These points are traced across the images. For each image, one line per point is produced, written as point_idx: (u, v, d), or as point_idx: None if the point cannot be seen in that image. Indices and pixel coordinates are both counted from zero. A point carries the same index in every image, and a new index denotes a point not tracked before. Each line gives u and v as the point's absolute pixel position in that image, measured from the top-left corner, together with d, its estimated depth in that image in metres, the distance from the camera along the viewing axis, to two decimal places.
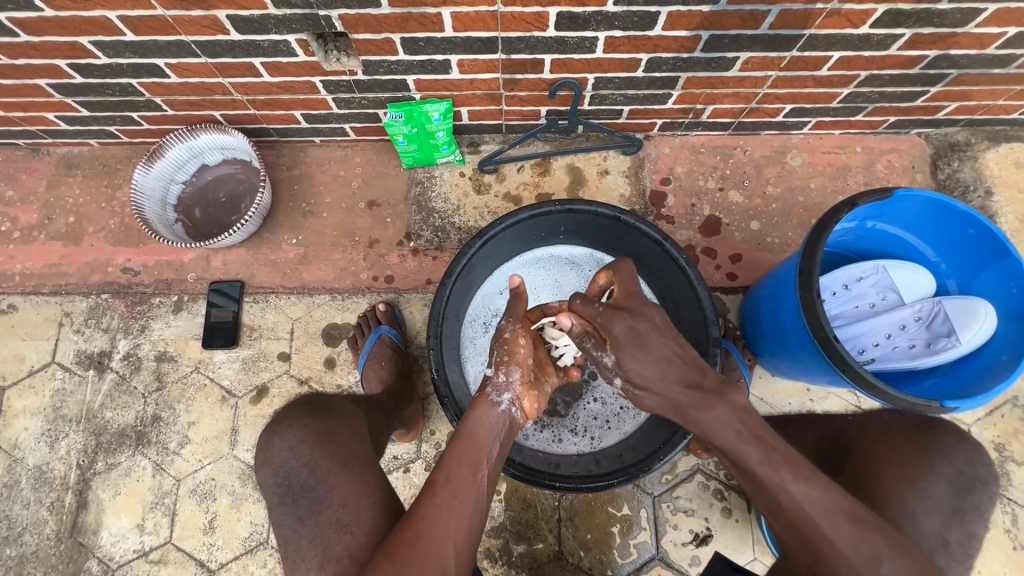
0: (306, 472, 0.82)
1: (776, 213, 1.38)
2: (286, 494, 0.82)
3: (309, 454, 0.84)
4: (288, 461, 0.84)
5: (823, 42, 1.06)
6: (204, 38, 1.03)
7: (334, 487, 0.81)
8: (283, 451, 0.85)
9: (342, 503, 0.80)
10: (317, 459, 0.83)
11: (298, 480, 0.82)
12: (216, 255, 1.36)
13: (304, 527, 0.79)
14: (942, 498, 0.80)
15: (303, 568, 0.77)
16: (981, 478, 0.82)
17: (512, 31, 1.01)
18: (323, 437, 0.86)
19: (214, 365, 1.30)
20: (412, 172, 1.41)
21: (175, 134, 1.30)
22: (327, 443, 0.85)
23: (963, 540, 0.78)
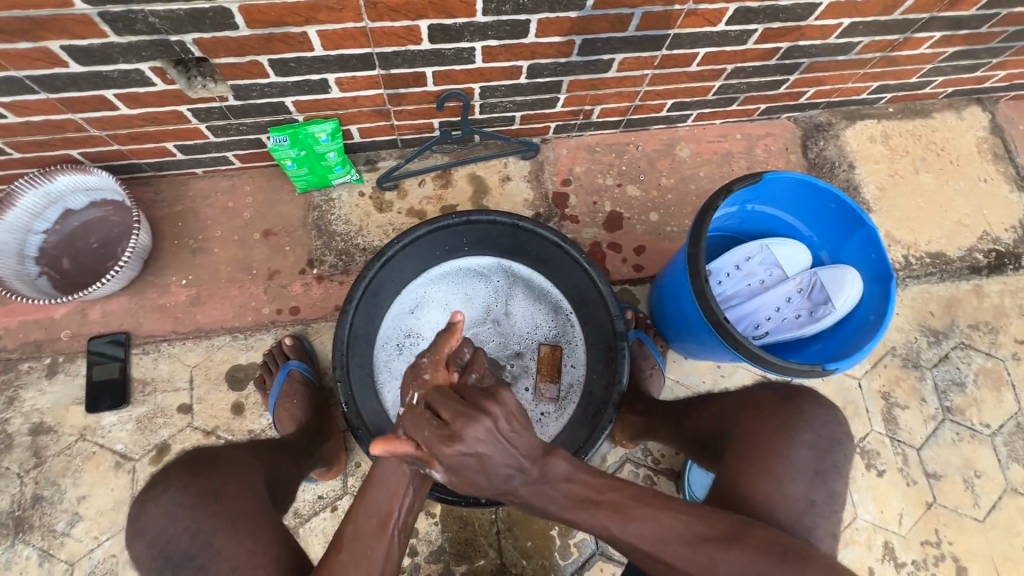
0: (188, 538, 0.73)
1: (672, 203, 1.44)
2: (165, 567, 0.72)
3: (190, 516, 0.74)
4: (166, 529, 0.73)
5: (688, 40, 1.12)
6: (40, 72, 0.93)
7: (221, 549, 0.72)
8: (159, 517, 0.74)
9: (234, 567, 0.70)
10: (202, 521, 0.73)
11: (178, 548, 0.72)
12: (93, 307, 1.23)
13: None
14: (806, 459, 0.81)
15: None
16: (836, 437, 0.84)
17: (386, 45, 0.99)
18: (209, 494, 0.76)
19: (102, 429, 1.17)
20: (309, 196, 1.35)
21: (26, 179, 1.16)
22: (213, 501, 0.75)
23: (827, 498, 0.79)
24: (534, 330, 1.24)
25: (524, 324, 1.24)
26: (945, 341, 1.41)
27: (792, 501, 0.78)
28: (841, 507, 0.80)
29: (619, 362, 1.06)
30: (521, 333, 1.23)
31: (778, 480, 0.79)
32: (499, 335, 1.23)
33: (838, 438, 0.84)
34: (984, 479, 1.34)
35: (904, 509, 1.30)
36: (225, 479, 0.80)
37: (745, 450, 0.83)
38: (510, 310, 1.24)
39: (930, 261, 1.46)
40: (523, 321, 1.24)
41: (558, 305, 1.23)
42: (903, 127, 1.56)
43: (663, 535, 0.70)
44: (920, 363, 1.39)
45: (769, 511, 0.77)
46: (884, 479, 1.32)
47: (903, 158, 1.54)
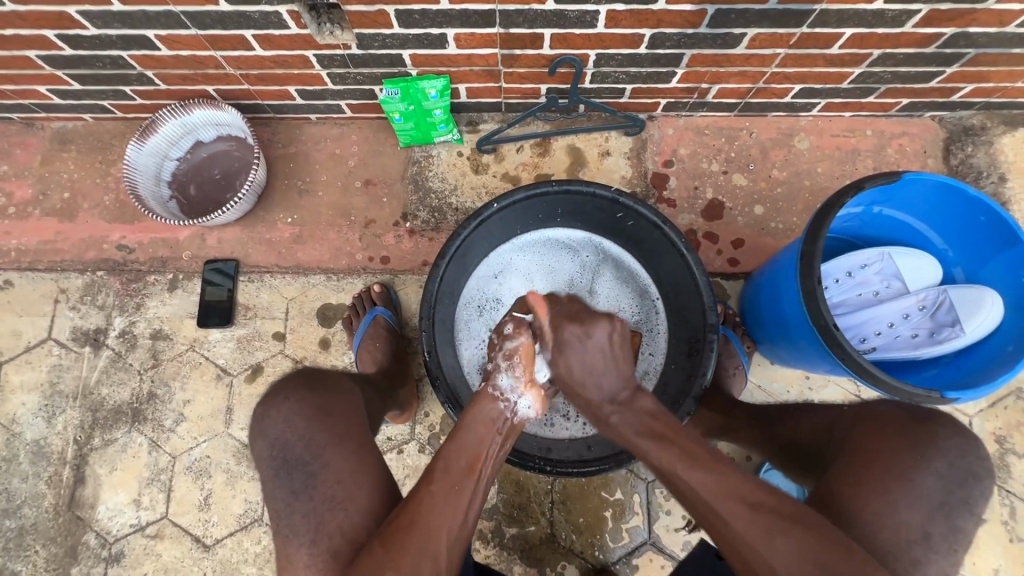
0: (302, 446, 0.79)
1: (780, 197, 1.34)
2: (280, 468, 0.79)
3: (305, 427, 0.80)
4: (285, 434, 0.80)
5: (834, 18, 1.01)
6: (193, 8, 1.00)
7: (328, 461, 0.78)
8: (280, 424, 0.81)
9: (338, 479, 0.77)
10: (315, 433, 0.80)
11: (294, 453, 0.79)
12: (210, 233, 1.35)
13: (298, 501, 0.76)
14: (937, 482, 0.75)
15: (295, 544, 0.74)
16: (976, 472, 0.76)
17: (510, 3, 0.98)
18: (322, 411, 0.83)
19: (208, 343, 1.29)
20: (409, 151, 1.38)
21: (168, 110, 1.27)
22: (326, 417, 0.82)
23: (950, 534, 0.73)
24: (616, 312, 1.21)
25: (606, 303, 1.21)
26: None
27: (900, 529, 0.72)
28: (957, 549, 0.73)
29: (705, 356, 1.01)
30: (603, 312, 1.21)
31: (884, 507, 0.73)
32: None
33: (977, 472, 0.76)
34: None
35: (1002, 565, 1.17)
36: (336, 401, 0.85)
37: (851, 472, 0.77)
38: (594, 287, 1.22)
39: None
40: (606, 301, 1.22)
41: (646, 289, 1.20)
42: None
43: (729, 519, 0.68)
44: None
45: (871, 536, 0.72)
46: (984, 529, 1.19)
47: None
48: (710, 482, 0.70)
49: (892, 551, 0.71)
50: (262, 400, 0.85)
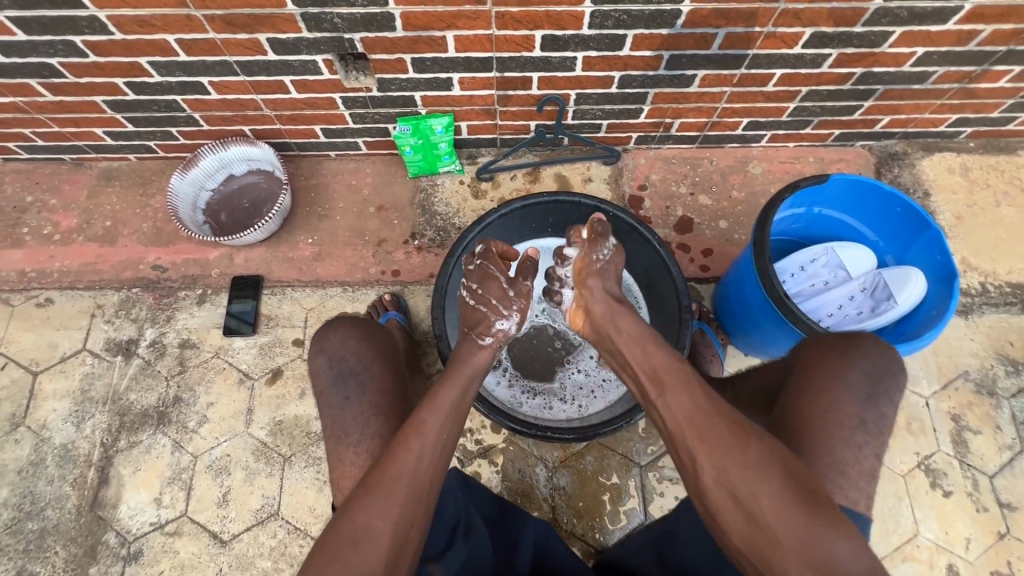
0: (354, 360, 1.01)
1: (741, 213, 1.55)
2: (336, 377, 0.99)
3: (357, 346, 1.02)
4: (341, 352, 1.01)
5: (766, 61, 1.26)
6: (245, 58, 1.22)
7: (373, 374, 1.00)
8: (338, 344, 1.02)
9: (380, 388, 0.98)
10: (363, 352, 1.02)
11: (347, 365, 1.00)
12: (238, 253, 1.50)
13: (350, 404, 0.96)
14: (859, 377, 0.88)
15: (346, 441, 0.93)
16: (891, 369, 0.89)
17: (505, 51, 1.21)
18: (369, 335, 1.06)
19: (233, 351, 1.41)
20: (417, 181, 1.58)
21: (209, 147, 1.47)
22: (372, 342, 1.05)
23: (878, 420, 0.86)
24: None
25: None
26: None
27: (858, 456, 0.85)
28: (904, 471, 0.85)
29: (682, 335, 1.16)
30: None
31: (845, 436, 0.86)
32: None
33: (891, 368, 0.89)
34: None
35: (972, 534, 1.27)
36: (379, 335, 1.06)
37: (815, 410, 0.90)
38: None
39: (1009, 291, 1.46)
40: None
41: (629, 287, 1.36)
42: (985, 162, 1.59)
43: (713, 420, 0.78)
44: (995, 391, 1.38)
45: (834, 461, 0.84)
46: (951, 500, 1.29)
47: (983, 190, 1.57)
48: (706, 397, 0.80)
49: (831, 443, 0.84)
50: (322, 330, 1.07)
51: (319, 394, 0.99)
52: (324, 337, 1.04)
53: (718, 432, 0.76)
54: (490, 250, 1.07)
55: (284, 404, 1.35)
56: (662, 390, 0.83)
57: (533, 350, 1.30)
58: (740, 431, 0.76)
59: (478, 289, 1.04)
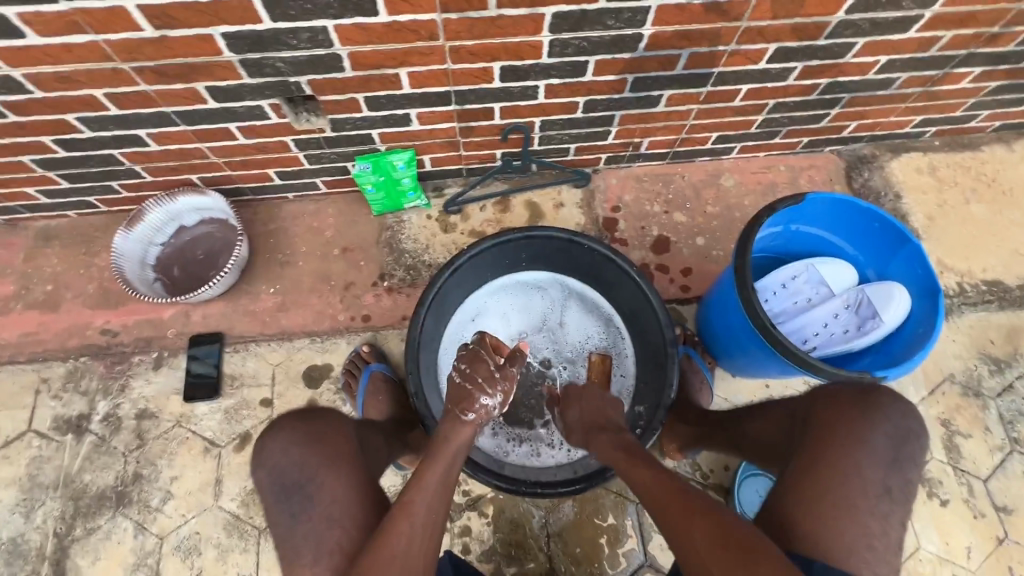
0: (297, 470, 0.86)
1: (717, 229, 1.52)
2: (279, 491, 0.86)
3: (299, 453, 0.87)
4: (280, 462, 0.87)
5: (732, 77, 1.23)
6: (184, 108, 1.13)
7: (323, 482, 0.86)
8: (276, 454, 0.87)
9: (333, 498, 0.85)
10: (308, 457, 0.87)
11: (290, 479, 0.86)
12: (195, 310, 1.41)
13: (298, 523, 0.83)
14: (885, 444, 0.83)
15: (298, 565, 0.80)
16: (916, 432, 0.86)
17: (463, 84, 1.15)
18: (314, 437, 0.90)
19: (196, 417, 1.31)
20: (382, 218, 1.51)
21: (154, 199, 1.37)
22: (316, 443, 0.89)
23: (904, 486, 0.82)
24: (586, 341, 1.32)
25: (576, 334, 1.32)
26: (1008, 371, 1.39)
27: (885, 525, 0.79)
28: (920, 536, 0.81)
29: (668, 370, 1.12)
30: (574, 343, 1.31)
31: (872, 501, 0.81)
32: (552, 343, 1.32)
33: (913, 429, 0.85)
34: None
35: (971, 542, 1.25)
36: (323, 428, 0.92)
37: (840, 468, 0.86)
38: (564, 321, 1.33)
39: (986, 289, 1.46)
40: (576, 332, 1.32)
41: (610, 318, 1.31)
42: (951, 159, 1.60)
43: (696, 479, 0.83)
44: (981, 392, 1.37)
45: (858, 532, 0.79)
46: (948, 509, 1.28)
47: (952, 188, 1.57)
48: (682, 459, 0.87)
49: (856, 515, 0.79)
50: (261, 433, 0.92)
51: (266, 512, 0.85)
52: (259, 448, 0.88)
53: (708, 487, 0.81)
54: (483, 336, 1.07)
55: None
56: (691, 511, 0.79)
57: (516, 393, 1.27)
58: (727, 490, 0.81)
59: (465, 368, 1.00)
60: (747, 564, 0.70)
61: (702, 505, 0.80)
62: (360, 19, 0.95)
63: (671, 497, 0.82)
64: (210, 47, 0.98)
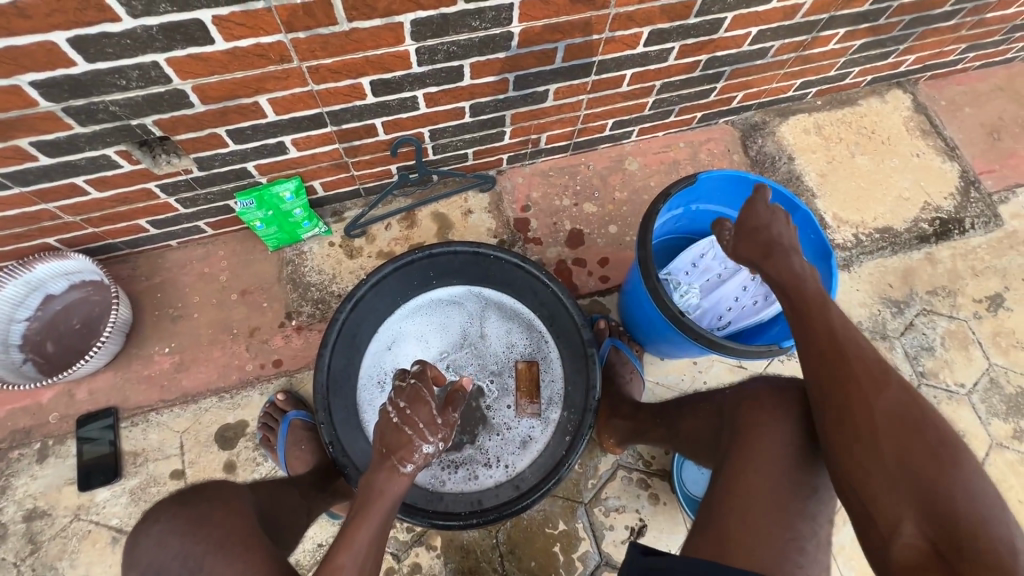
0: (178, 564, 0.76)
1: (628, 214, 1.52)
2: None
3: (180, 543, 0.77)
4: (158, 556, 0.77)
5: (613, 64, 1.22)
6: (11, 168, 0.99)
7: (211, 570, 0.75)
8: (152, 547, 0.78)
9: None
10: (191, 546, 0.77)
11: (171, 573, 0.76)
12: (79, 386, 1.26)
13: None
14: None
15: None
16: None
17: (334, 104, 1.07)
18: (196, 521, 0.80)
19: (96, 506, 1.18)
20: (281, 253, 1.40)
21: (5, 271, 1.20)
22: (200, 527, 0.79)
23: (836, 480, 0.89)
24: (510, 350, 1.27)
25: (499, 344, 1.27)
26: (907, 310, 1.48)
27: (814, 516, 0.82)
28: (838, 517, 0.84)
29: (591, 369, 1.10)
30: (498, 353, 1.27)
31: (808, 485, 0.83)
32: (475, 358, 1.27)
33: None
34: (968, 438, 1.38)
35: None
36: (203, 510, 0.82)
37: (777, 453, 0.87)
38: (485, 332, 1.28)
39: (879, 236, 1.55)
40: (498, 342, 1.28)
41: (532, 322, 1.28)
42: (834, 117, 1.67)
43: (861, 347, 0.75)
44: (887, 334, 1.45)
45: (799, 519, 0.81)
46: None
47: (838, 144, 1.64)
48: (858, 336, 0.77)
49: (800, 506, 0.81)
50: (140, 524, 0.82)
51: None
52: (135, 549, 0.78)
53: (867, 368, 0.73)
54: (425, 369, 1.02)
55: None
56: (882, 380, 0.71)
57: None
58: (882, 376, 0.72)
59: (404, 408, 0.94)
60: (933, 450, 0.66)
61: (883, 372, 0.72)
62: (193, 49, 0.85)
63: (864, 358, 0.74)
64: (21, 99, 0.86)
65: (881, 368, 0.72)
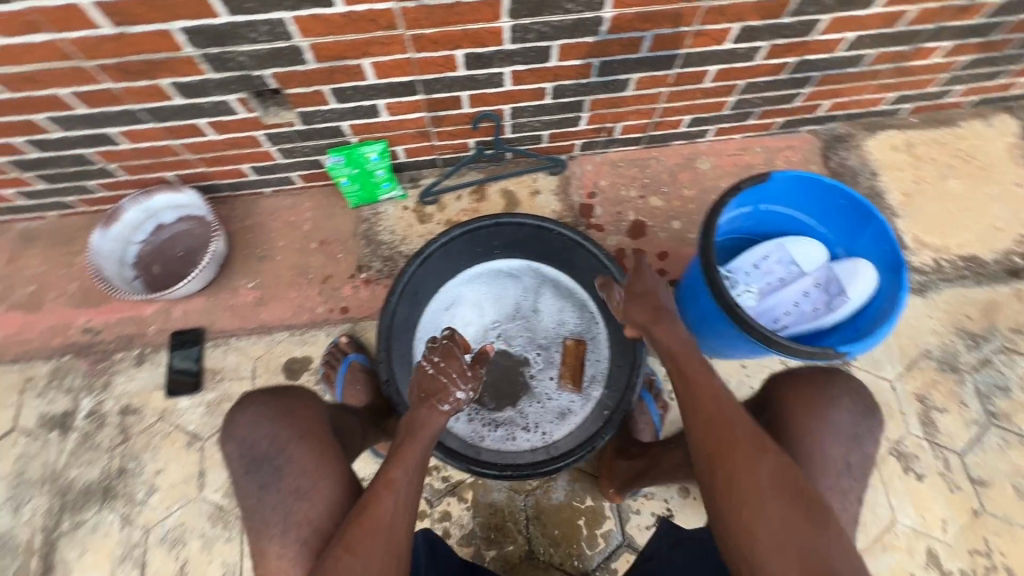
0: (267, 442, 0.92)
1: (693, 211, 1.52)
2: (249, 464, 0.92)
3: (270, 426, 0.94)
4: (251, 435, 0.93)
5: (698, 58, 1.23)
6: (151, 104, 1.14)
7: (292, 455, 0.91)
8: (245, 427, 0.94)
9: (302, 471, 0.90)
10: (280, 431, 0.93)
11: (260, 450, 0.92)
12: (175, 306, 1.42)
13: (268, 493, 0.89)
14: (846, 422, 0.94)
15: (268, 536, 0.86)
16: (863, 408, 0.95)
17: (428, 73, 1.15)
18: (283, 411, 0.96)
19: (178, 411, 1.33)
20: (359, 211, 1.52)
21: (130, 198, 1.39)
22: (287, 417, 0.95)
23: (862, 461, 0.93)
24: (560, 326, 1.32)
25: (550, 320, 1.33)
26: (984, 345, 1.40)
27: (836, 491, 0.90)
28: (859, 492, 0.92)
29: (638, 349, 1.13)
30: (548, 328, 1.32)
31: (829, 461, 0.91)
32: (526, 329, 1.32)
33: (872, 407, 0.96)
34: None
35: (948, 516, 1.27)
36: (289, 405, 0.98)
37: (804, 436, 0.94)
38: (538, 307, 1.34)
39: (962, 264, 1.46)
40: (550, 318, 1.33)
41: (584, 303, 1.32)
42: (928, 136, 1.59)
43: (737, 422, 0.86)
44: (957, 367, 1.38)
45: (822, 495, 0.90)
46: (925, 484, 1.29)
47: (929, 165, 1.56)
48: (732, 407, 0.88)
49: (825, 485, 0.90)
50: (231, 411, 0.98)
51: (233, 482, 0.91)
52: (233, 428, 0.94)
53: (745, 440, 0.84)
54: (455, 334, 1.08)
55: None
56: (764, 448, 0.84)
57: (490, 378, 1.28)
58: (761, 444, 0.84)
59: (439, 361, 1.01)
60: (806, 511, 0.79)
61: (761, 442, 0.84)
62: (316, 10, 0.96)
63: (741, 432, 0.85)
64: (170, 43, 0.99)
65: (759, 439, 0.84)
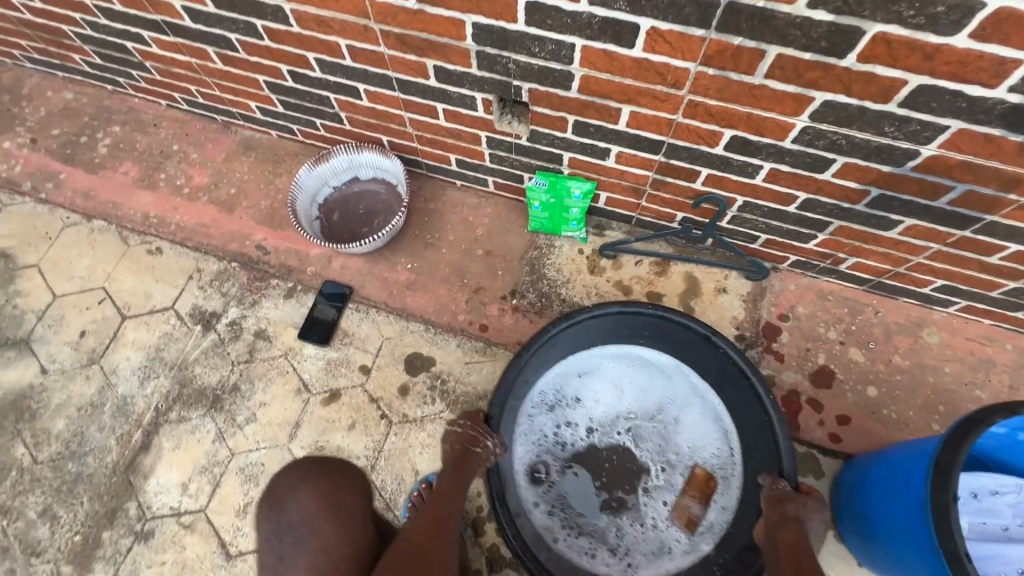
0: (296, 511, 0.91)
1: (899, 385, 1.27)
2: (273, 529, 0.92)
3: (305, 490, 0.94)
4: (286, 497, 0.93)
5: (1003, 231, 1.00)
6: (406, 77, 1.15)
7: (317, 527, 0.90)
8: (283, 483, 0.95)
9: (322, 548, 0.88)
10: (311, 502, 0.92)
11: (289, 518, 0.91)
12: (337, 258, 1.46)
13: (283, 564, 0.88)
14: None
15: None
16: None
17: (682, 139, 1.05)
18: (315, 476, 0.96)
19: (301, 356, 1.36)
20: (535, 236, 1.46)
21: (343, 146, 1.45)
22: (319, 481, 0.95)
23: None
24: (690, 449, 1.16)
25: (680, 436, 1.17)
26: None
27: None
28: None
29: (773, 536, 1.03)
30: (676, 445, 1.17)
31: None
32: (650, 437, 1.18)
33: None
34: None
35: None
36: (338, 476, 0.96)
37: None
38: (671, 417, 1.19)
39: None
40: (681, 434, 1.18)
41: (728, 434, 1.15)
42: None
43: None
44: None
45: None
46: None
47: None
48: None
49: None
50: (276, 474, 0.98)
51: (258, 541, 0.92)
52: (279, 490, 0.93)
53: None
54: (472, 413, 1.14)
55: (330, 431, 1.28)
56: None
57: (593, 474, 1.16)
58: None
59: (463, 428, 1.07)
60: None
61: None
62: (611, 47, 0.89)
63: None
64: (457, 32, 0.98)
65: None
